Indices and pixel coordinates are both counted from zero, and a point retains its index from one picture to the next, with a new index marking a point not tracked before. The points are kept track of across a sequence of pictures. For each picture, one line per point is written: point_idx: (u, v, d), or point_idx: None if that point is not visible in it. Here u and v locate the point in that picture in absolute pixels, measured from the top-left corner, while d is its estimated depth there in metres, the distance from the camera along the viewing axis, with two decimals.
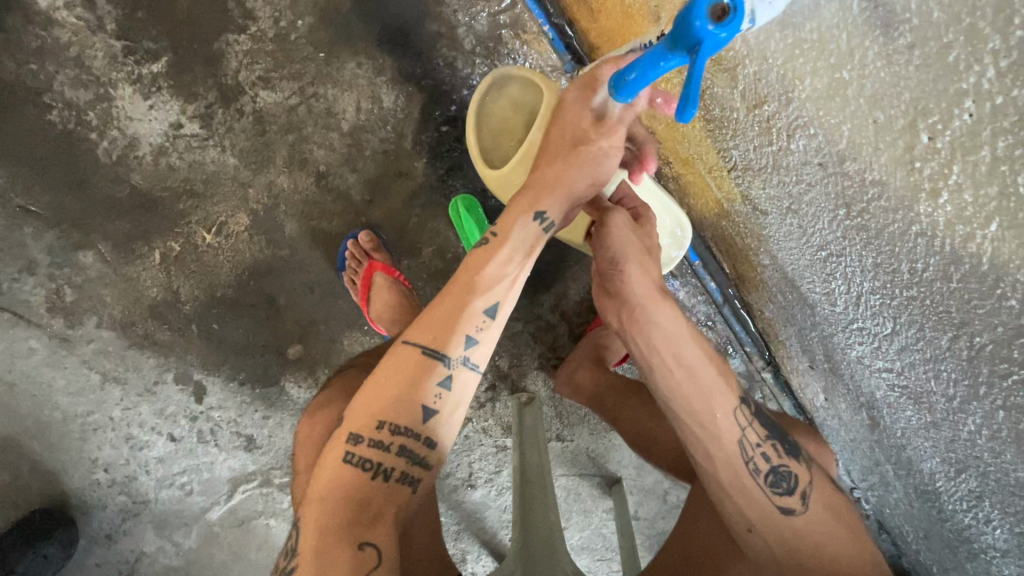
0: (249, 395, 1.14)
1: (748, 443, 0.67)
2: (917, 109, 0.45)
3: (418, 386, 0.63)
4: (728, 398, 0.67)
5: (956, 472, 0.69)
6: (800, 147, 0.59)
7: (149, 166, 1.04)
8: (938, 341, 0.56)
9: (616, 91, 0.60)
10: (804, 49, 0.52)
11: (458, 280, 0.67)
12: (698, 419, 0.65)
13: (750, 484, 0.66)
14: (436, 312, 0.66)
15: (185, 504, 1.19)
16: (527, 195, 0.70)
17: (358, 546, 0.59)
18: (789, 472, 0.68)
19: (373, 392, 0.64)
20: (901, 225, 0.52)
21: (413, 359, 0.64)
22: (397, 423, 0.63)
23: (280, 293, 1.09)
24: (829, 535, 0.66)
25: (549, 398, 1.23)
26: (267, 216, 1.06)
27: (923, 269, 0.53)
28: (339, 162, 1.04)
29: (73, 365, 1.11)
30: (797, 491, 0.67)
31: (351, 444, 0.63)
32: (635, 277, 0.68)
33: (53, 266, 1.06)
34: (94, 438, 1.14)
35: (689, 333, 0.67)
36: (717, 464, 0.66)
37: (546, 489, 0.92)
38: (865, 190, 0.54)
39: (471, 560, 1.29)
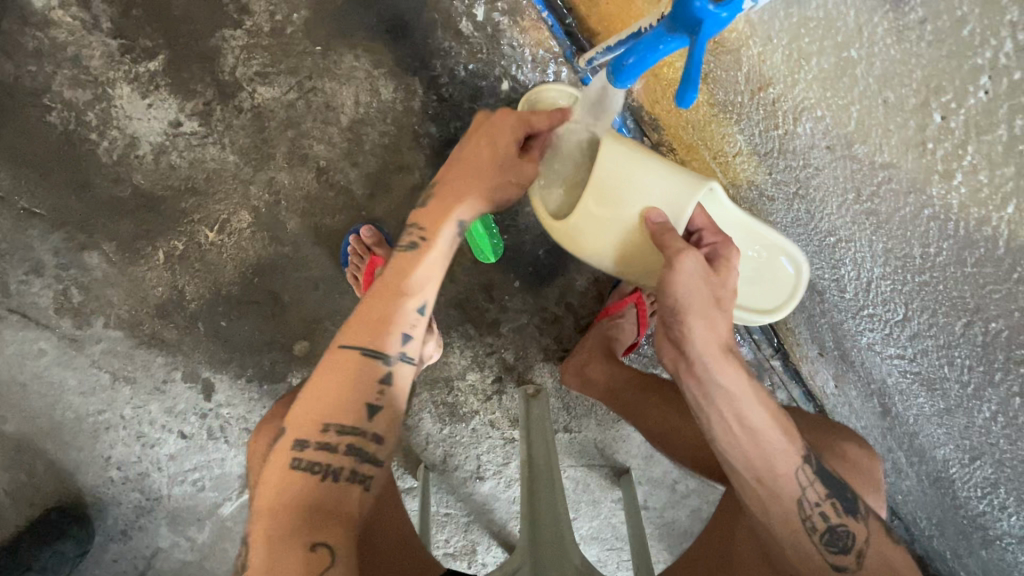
0: (257, 392, 1.14)
1: (808, 502, 0.63)
2: (929, 87, 0.44)
3: (361, 385, 0.64)
4: (793, 456, 0.62)
5: (970, 459, 0.68)
6: (806, 130, 0.57)
7: (150, 165, 1.03)
8: (952, 327, 0.55)
9: (615, 76, 0.57)
10: (810, 28, 0.51)
11: (388, 284, 0.68)
12: (759, 478, 0.62)
13: (806, 543, 0.63)
14: (370, 314, 0.67)
15: (198, 500, 1.20)
16: (442, 202, 0.70)
17: (310, 548, 0.57)
18: (848, 531, 0.63)
19: (317, 395, 0.64)
20: (912, 209, 0.51)
21: (351, 364, 0.64)
22: (341, 424, 0.63)
23: (284, 290, 1.09)
24: None
25: (556, 389, 1.22)
26: (269, 213, 1.05)
27: (936, 254, 0.51)
28: (339, 157, 1.03)
29: (83, 365, 1.12)
30: (855, 552, 0.62)
31: (297, 450, 0.62)
32: (701, 333, 0.61)
33: (59, 267, 1.07)
34: (106, 437, 1.16)
35: (756, 395, 0.62)
36: (772, 514, 0.63)
37: (553, 482, 0.92)
38: (875, 174, 0.52)
39: (482, 550, 1.30)
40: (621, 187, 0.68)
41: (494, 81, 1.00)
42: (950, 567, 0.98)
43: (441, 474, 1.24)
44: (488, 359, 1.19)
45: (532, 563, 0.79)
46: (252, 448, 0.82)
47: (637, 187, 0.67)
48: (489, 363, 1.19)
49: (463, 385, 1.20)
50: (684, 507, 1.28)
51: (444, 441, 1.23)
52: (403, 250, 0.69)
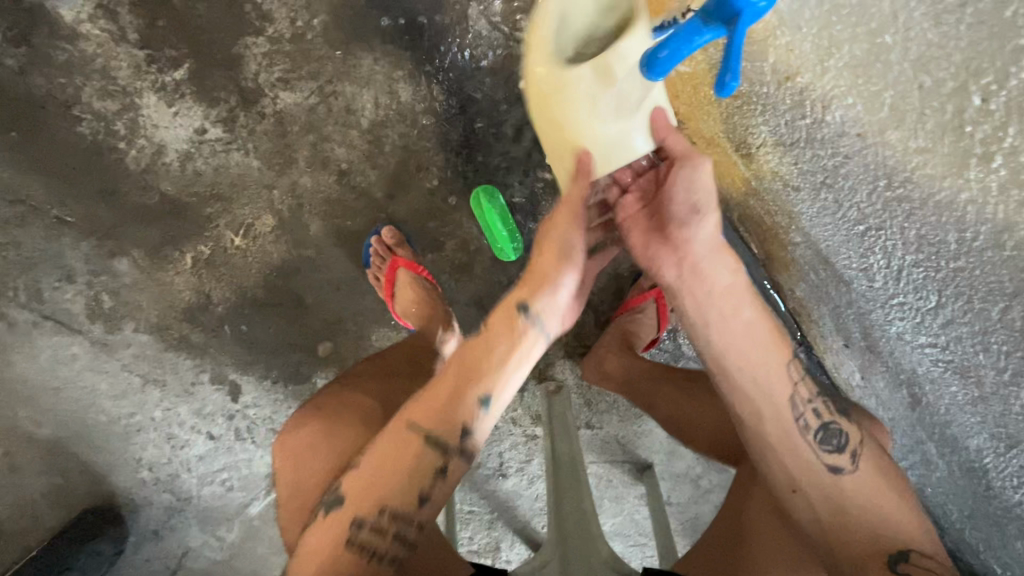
0: (282, 393, 1.16)
1: (799, 398, 0.66)
2: (968, 69, 0.46)
3: (417, 474, 0.65)
4: (782, 356, 0.67)
5: (1005, 446, 0.67)
6: (836, 119, 0.58)
7: (177, 172, 1.06)
8: (987, 313, 0.55)
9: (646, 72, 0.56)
10: (841, 15, 0.54)
11: (452, 371, 0.69)
12: (751, 375, 0.66)
13: (799, 442, 0.65)
14: (437, 400, 0.67)
15: (226, 499, 1.23)
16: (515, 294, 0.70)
17: None
18: (841, 430, 0.66)
19: (376, 470, 0.65)
20: (948, 193, 0.51)
21: (415, 445, 0.65)
22: (396, 509, 0.64)
23: (307, 292, 1.11)
24: (881, 499, 0.63)
25: (577, 386, 1.22)
26: (292, 217, 1.07)
27: (972, 238, 0.51)
28: (359, 160, 1.04)
29: (115, 368, 1.15)
30: (848, 451, 0.65)
31: (354, 527, 0.63)
32: (707, 231, 0.66)
33: (91, 273, 1.10)
34: (138, 438, 1.19)
35: (747, 290, 0.67)
36: (755, 421, 0.67)
37: (578, 475, 0.93)
38: (909, 159, 0.53)
39: (505, 547, 1.32)
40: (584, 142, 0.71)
41: (513, 80, 1.00)
42: (981, 561, 0.97)
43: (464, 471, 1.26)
44: None
45: (562, 555, 0.81)
46: (278, 445, 0.83)
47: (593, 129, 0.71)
48: None
49: None
50: (708, 502, 1.28)
51: None
52: (472, 340, 0.70)
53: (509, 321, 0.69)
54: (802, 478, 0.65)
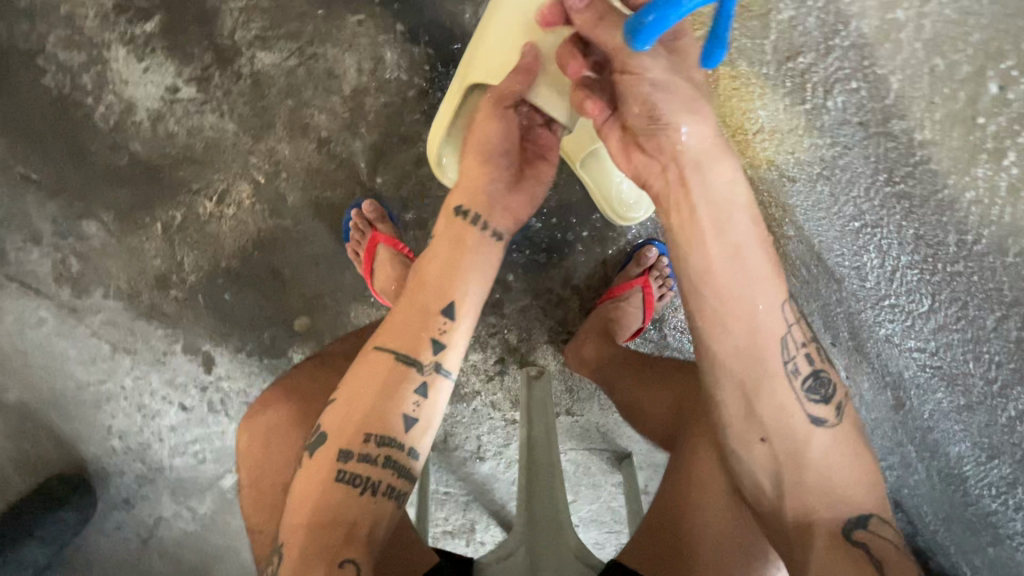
0: (256, 366, 1.15)
1: (791, 341, 0.60)
2: (985, 59, 0.69)
3: (396, 395, 0.64)
4: (777, 293, 0.60)
5: (985, 451, 0.79)
6: (838, 107, 0.73)
7: (147, 132, 1.00)
8: (982, 320, 0.75)
9: (632, 37, 0.56)
10: None
11: (410, 287, 0.69)
12: (720, 299, 0.59)
13: (779, 387, 0.60)
14: (400, 320, 0.67)
15: (199, 471, 1.25)
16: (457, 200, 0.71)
17: (336, 565, 0.58)
18: (829, 380, 0.61)
19: (354, 397, 0.65)
20: (952, 192, 0.72)
21: (384, 367, 0.65)
22: (382, 433, 0.63)
23: (284, 264, 1.08)
24: (844, 463, 0.60)
25: (559, 372, 1.20)
26: (269, 184, 1.02)
27: (980, 232, 0.68)
28: (341, 128, 0.99)
29: (83, 335, 1.12)
30: (834, 401, 0.61)
31: (342, 461, 0.62)
32: (692, 132, 0.58)
33: (58, 236, 1.05)
34: (108, 406, 1.18)
35: (742, 204, 0.60)
36: (710, 343, 0.60)
37: (552, 466, 0.89)
38: (910, 155, 0.72)
39: (480, 529, 1.32)
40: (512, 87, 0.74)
41: None
42: None
43: (441, 454, 1.26)
44: (490, 340, 1.16)
45: (527, 548, 0.78)
46: (242, 427, 0.80)
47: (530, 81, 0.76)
48: (491, 344, 1.16)
49: (465, 365, 1.18)
50: None
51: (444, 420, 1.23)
52: (424, 258, 0.70)
53: (459, 237, 0.70)
54: (770, 427, 0.60)
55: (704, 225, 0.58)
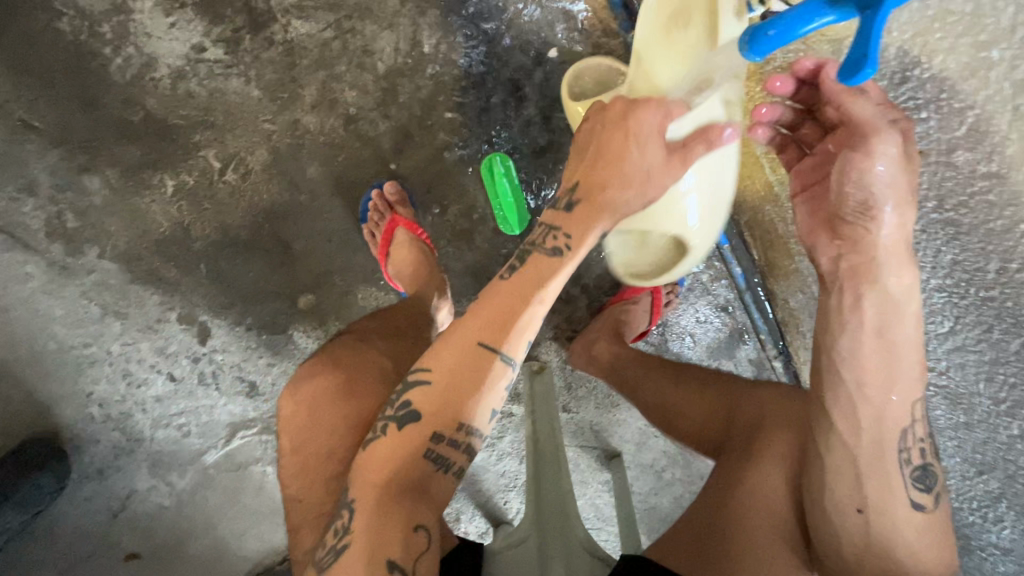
0: (254, 341, 1.12)
1: (912, 434, 0.61)
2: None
3: (492, 389, 0.64)
4: (914, 389, 0.60)
5: (977, 475, 0.75)
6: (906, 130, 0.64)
7: (166, 90, 0.97)
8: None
9: (748, 48, 0.56)
10: (945, 23, 0.57)
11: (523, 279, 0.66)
12: (859, 381, 0.60)
13: (893, 471, 0.61)
14: (503, 311, 0.65)
15: (181, 445, 1.21)
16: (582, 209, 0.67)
17: (411, 529, 0.59)
18: (934, 473, 0.62)
19: (454, 384, 0.63)
20: (1004, 223, 0.60)
21: (477, 357, 0.63)
22: (474, 424, 0.63)
23: (296, 239, 1.05)
24: (933, 554, 0.61)
25: (560, 368, 1.22)
26: (289, 156, 1.00)
27: (1017, 269, 0.60)
28: (370, 106, 0.98)
29: (72, 295, 1.08)
30: (935, 492, 0.62)
31: (434, 441, 0.62)
32: (890, 223, 0.57)
33: (56, 188, 1.01)
34: (90, 372, 1.14)
35: (914, 310, 0.59)
36: (835, 416, 0.61)
37: (557, 457, 0.93)
38: (971, 182, 0.61)
39: (465, 520, 1.33)
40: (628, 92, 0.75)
41: (545, 46, 0.96)
42: None
43: None
44: None
45: (537, 539, 0.79)
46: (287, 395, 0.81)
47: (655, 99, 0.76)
48: None
49: None
50: (669, 495, 1.31)
51: None
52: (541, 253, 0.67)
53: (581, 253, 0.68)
54: (873, 499, 0.61)
55: (866, 317, 0.59)
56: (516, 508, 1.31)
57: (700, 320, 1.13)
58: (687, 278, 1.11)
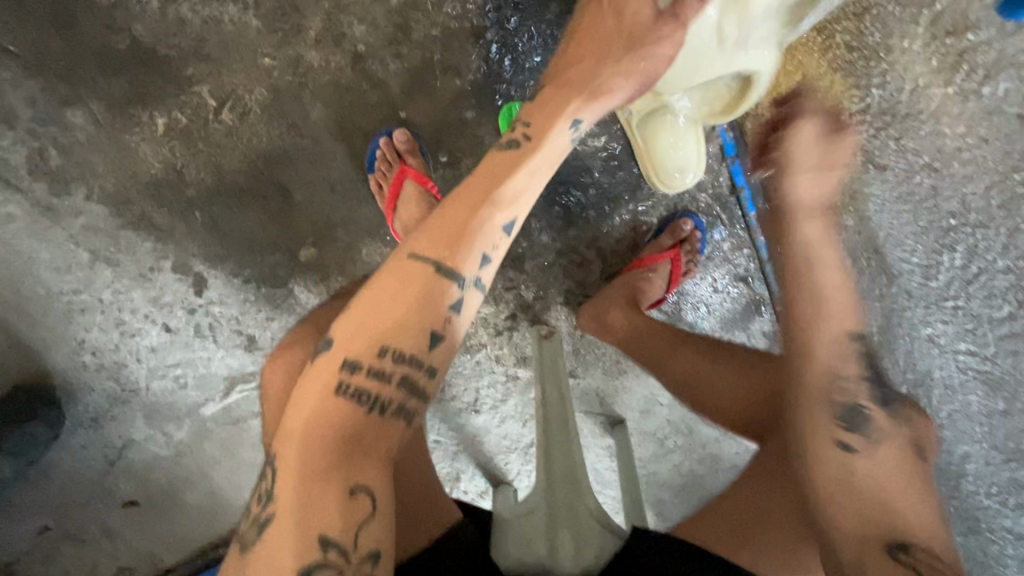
0: (253, 294, 1.08)
1: (846, 371, 0.67)
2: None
3: (432, 302, 0.61)
4: (845, 318, 0.69)
5: None
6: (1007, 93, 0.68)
7: (155, 16, 0.88)
8: None
9: None
10: None
11: (470, 188, 0.67)
12: (807, 320, 0.69)
13: (828, 403, 0.67)
14: (447, 220, 0.64)
15: (178, 397, 1.18)
16: (542, 116, 0.73)
17: (348, 491, 0.56)
18: (873, 414, 0.66)
19: (375, 302, 0.61)
20: None
21: (423, 274, 0.61)
22: (400, 350, 0.60)
23: (297, 187, 0.99)
24: (888, 488, 0.64)
25: (569, 333, 1.18)
26: (290, 96, 0.92)
27: None
28: (380, 44, 0.89)
29: (58, 238, 1.02)
30: (869, 433, 0.66)
31: (347, 374, 0.59)
32: (802, 184, 0.74)
33: (36, 122, 0.93)
34: (81, 319, 1.09)
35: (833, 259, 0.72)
36: (826, 389, 0.67)
37: (568, 424, 0.90)
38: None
39: (465, 479, 1.33)
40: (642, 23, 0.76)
41: None
42: None
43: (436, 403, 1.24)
44: (505, 294, 1.13)
45: (547, 509, 0.76)
46: (275, 356, 0.79)
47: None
48: (505, 298, 1.13)
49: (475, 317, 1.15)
50: (670, 462, 1.31)
51: None
52: (502, 150, 0.71)
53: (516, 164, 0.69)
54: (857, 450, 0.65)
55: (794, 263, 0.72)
56: (516, 469, 1.31)
57: (715, 289, 1.09)
58: (708, 246, 1.06)
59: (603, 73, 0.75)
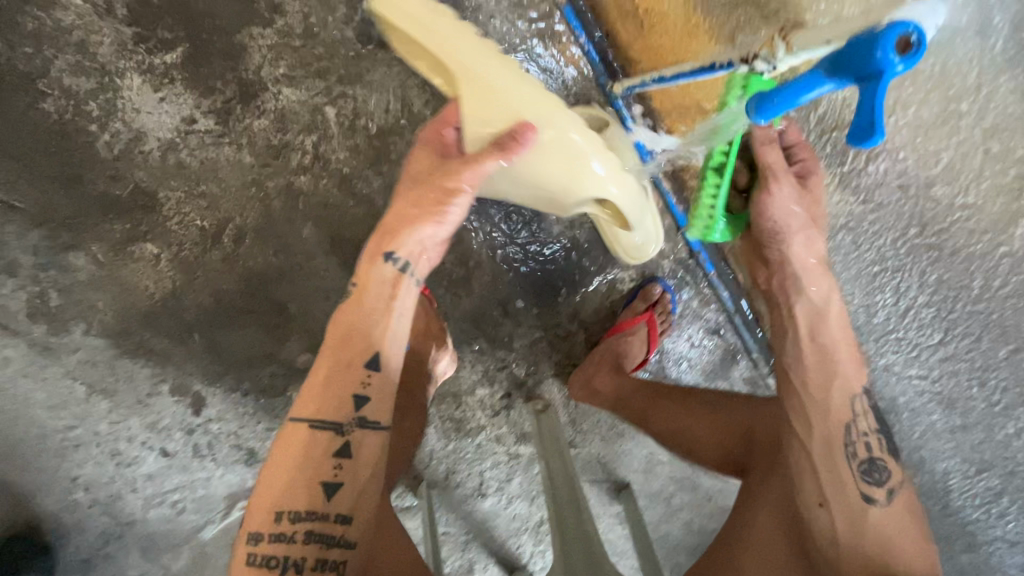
0: (253, 406, 1.10)
1: (856, 427, 0.73)
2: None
3: (307, 462, 0.65)
4: (853, 378, 0.74)
5: (976, 470, 0.97)
6: (879, 169, 0.76)
7: (156, 162, 0.96)
8: (995, 351, 0.86)
9: (755, 112, 0.55)
10: (937, 88, 0.67)
11: (325, 345, 0.69)
12: (803, 380, 0.74)
13: (870, 509, 0.71)
14: (316, 382, 0.68)
15: (176, 523, 1.16)
16: (373, 242, 0.71)
17: None
18: (885, 467, 0.73)
19: (268, 480, 0.65)
20: (985, 245, 0.77)
21: (302, 437, 0.66)
22: (295, 512, 0.63)
23: (292, 299, 1.05)
24: (900, 531, 0.71)
25: (563, 405, 1.22)
26: (283, 219, 1.01)
27: (997, 283, 0.79)
28: (364, 166, 1.00)
29: (56, 376, 1.03)
30: (885, 486, 0.72)
31: (253, 544, 0.64)
32: (800, 250, 0.72)
33: (38, 267, 0.98)
34: (75, 455, 1.08)
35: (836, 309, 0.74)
36: (824, 475, 0.73)
37: (576, 497, 0.92)
38: (954, 212, 0.76)
39: (479, 569, 1.30)
40: (500, 179, 0.77)
41: None
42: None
43: (443, 491, 1.24)
44: (498, 375, 1.18)
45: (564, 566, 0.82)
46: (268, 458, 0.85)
47: (570, 192, 0.78)
48: (499, 379, 1.18)
49: (472, 400, 1.19)
50: (678, 520, 1.32)
51: (447, 458, 1.22)
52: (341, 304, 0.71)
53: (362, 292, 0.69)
54: (831, 509, 0.72)
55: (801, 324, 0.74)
56: (530, 551, 1.31)
57: (692, 344, 1.17)
58: (678, 306, 1.15)
59: (416, 213, 0.69)
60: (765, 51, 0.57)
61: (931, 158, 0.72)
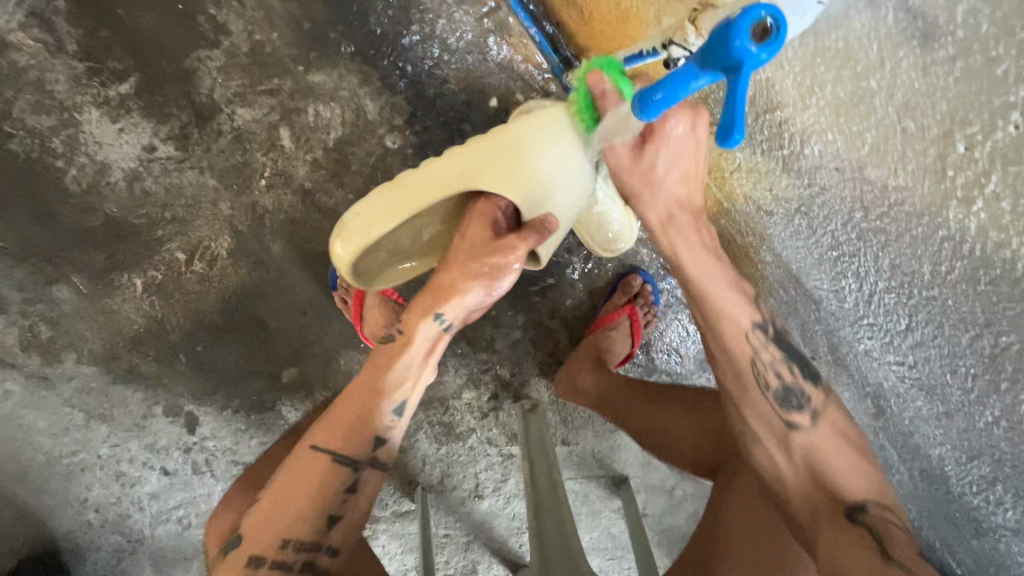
0: (244, 422, 1.12)
1: (761, 359, 0.65)
2: (955, 119, 0.50)
3: (320, 493, 0.64)
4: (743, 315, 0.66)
5: (967, 458, 0.71)
6: (814, 152, 0.66)
7: (124, 192, 0.98)
8: (959, 339, 0.62)
9: (640, 111, 0.57)
10: (826, 57, 0.58)
11: (365, 378, 0.69)
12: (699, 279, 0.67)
13: (757, 396, 0.66)
14: (345, 414, 0.67)
15: (183, 538, 1.19)
16: (426, 298, 0.70)
17: None
18: (803, 390, 0.66)
19: (277, 502, 0.64)
20: (924, 229, 0.57)
21: (320, 469, 0.64)
22: (301, 540, 0.62)
23: (270, 316, 1.06)
24: (839, 461, 0.64)
25: (552, 403, 1.21)
26: (252, 237, 1.01)
27: (947, 271, 0.58)
28: (326, 179, 0.99)
29: (55, 404, 1.07)
30: (806, 409, 0.65)
31: (251, 568, 0.61)
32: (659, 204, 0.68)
33: (26, 302, 1.01)
34: (82, 478, 1.12)
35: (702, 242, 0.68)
36: (744, 411, 0.67)
37: (556, 494, 0.91)
38: (888, 196, 0.59)
39: (483, 570, 1.31)
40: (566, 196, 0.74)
41: (487, 97, 0.97)
42: None
43: (438, 495, 1.24)
44: (483, 377, 1.17)
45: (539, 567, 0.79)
46: (237, 481, 0.88)
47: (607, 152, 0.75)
48: (484, 381, 1.17)
49: (459, 404, 1.18)
50: (683, 512, 1.29)
51: (441, 461, 1.22)
52: (383, 345, 0.71)
53: (395, 350, 0.69)
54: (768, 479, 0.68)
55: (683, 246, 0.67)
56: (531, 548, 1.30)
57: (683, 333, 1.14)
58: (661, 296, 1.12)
59: (468, 283, 0.70)
60: (678, 37, 0.60)
61: (857, 140, 0.59)
